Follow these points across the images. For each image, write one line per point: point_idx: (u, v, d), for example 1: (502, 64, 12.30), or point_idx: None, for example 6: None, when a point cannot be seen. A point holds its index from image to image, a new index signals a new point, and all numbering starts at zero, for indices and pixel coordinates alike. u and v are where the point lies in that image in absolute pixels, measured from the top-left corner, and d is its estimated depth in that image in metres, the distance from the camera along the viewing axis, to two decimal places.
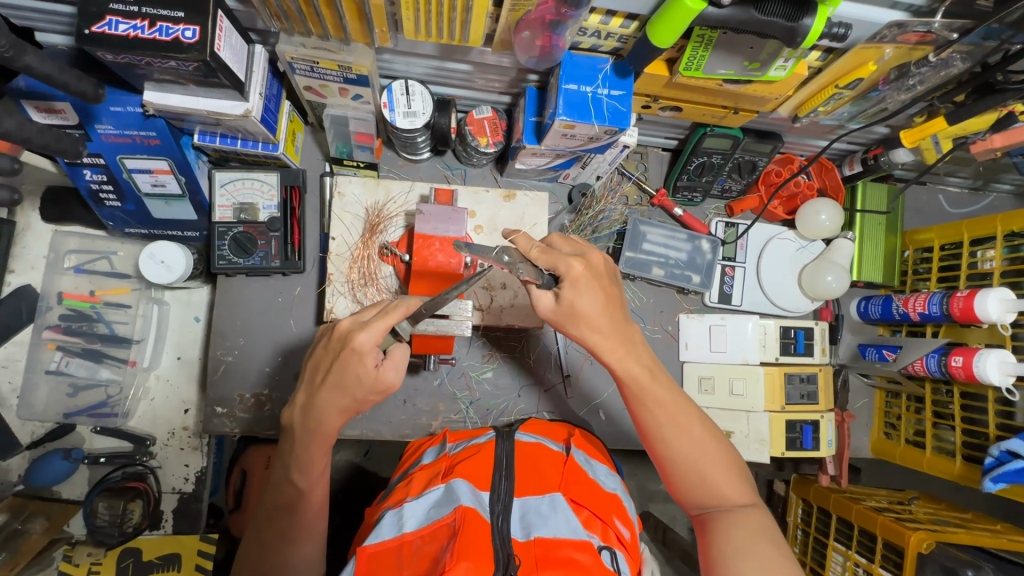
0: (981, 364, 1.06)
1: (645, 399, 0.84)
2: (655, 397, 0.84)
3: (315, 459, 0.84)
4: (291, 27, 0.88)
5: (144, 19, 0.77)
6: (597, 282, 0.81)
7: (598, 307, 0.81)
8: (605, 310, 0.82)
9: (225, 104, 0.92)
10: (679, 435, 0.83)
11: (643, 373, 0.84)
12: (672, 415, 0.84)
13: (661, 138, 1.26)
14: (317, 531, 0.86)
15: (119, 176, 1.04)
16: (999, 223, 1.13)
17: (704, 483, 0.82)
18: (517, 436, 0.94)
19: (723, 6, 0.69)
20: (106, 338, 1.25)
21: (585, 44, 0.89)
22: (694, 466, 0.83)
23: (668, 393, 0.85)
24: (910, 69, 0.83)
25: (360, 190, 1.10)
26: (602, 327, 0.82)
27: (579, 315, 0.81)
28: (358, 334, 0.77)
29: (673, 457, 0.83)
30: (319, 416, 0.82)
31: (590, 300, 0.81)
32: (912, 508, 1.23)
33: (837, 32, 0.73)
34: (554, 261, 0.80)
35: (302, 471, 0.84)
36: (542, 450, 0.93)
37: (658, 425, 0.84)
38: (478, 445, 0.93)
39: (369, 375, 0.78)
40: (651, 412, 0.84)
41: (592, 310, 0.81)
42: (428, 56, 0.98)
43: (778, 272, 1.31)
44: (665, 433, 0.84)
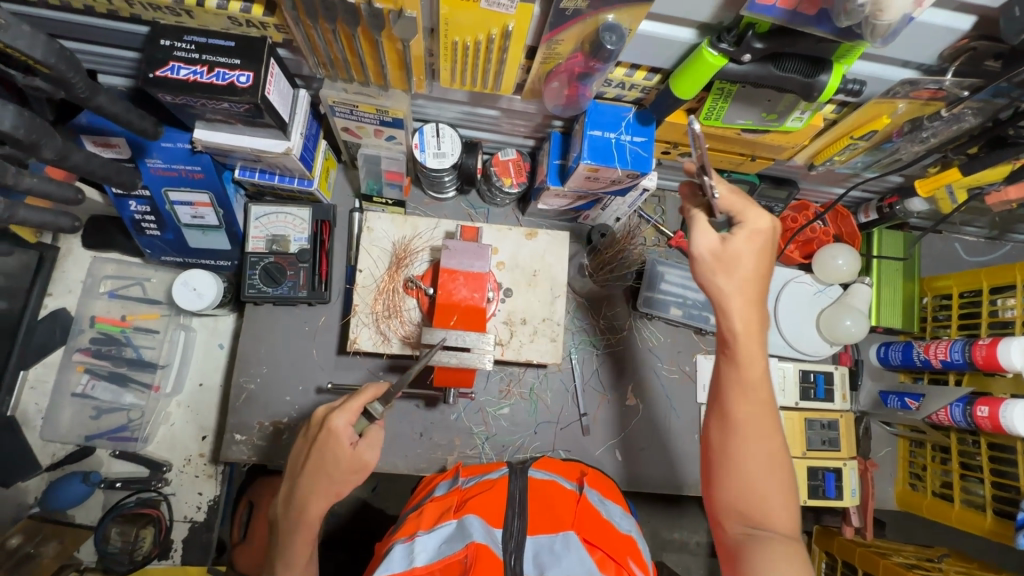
0: (1008, 415, 1.04)
1: (736, 385, 0.77)
2: (750, 383, 0.77)
3: (298, 553, 0.81)
4: (335, 74, 0.94)
5: (204, 65, 0.84)
6: (760, 247, 0.76)
7: (744, 269, 0.76)
8: (752, 267, 0.76)
9: (269, 143, 0.99)
10: (756, 436, 0.76)
11: (758, 348, 0.77)
12: (762, 419, 0.76)
13: (678, 182, 1.31)
14: None
15: (163, 207, 1.11)
16: (1018, 272, 1.13)
17: (748, 497, 0.75)
18: (531, 473, 0.94)
19: (743, 63, 0.73)
20: (133, 362, 1.29)
21: (609, 94, 0.94)
22: (750, 474, 0.75)
23: (763, 393, 0.77)
24: (923, 122, 0.85)
25: (388, 226, 1.14)
26: (750, 289, 0.76)
27: (730, 265, 0.76)
28: (334, 418, 0.83)
29: (741, 449, 0.76)
30: (301, 502, 0.81)
31: (745, 237, 0.76)
32: (942, 565, 1.18)
33: (852, 88, 0.76)
34: (740, 206, 0.76)
35: (285, 562, 0.81)
36: (555, 488, 0.93)
37: (743, 416, 0.76)
38: (491, 481, 0.94)
39: (346, 455, 0.82)
40: (739, 397, 0.77)
41: (729, 273, 0.76)
42: (459, 102, 1.04)
43: (795, 316, 1.31)
44: (750, 434, 0.76)
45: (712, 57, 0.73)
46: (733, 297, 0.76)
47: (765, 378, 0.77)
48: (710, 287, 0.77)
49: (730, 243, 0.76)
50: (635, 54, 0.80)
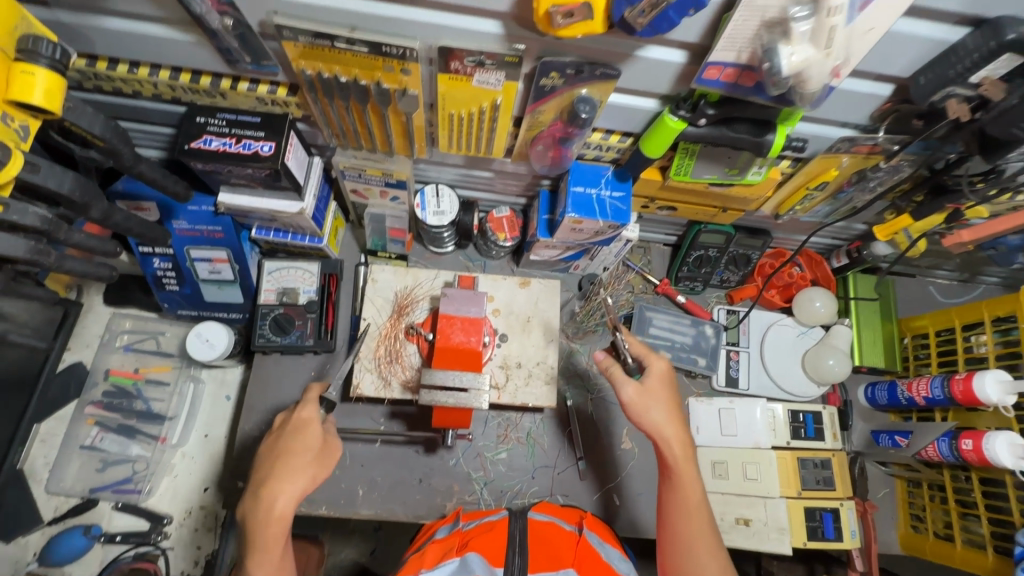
0: (991, 447, 1.07)
1: (678, 508, 0.89)
2: (690, 504, 0.89)
3: (272, 544, 0.82)
4: (347, 143, 1.07)
5: (233, 137, 0.96)
6: (668, 383, 0.95)
7: (661, 409, 0.93)
8: (669, 405, 0.94)
9: (284, 204, 1.09)
10: (699, 553, 0.85)
11: (692, 471, 0.91)
12: (702, 536, 0.86)
13: (661, 234, 1.41)
14: None
15: (184, 263, 1.21)
16: (985, 309, 1.20)
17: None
18: (530, 515, 0.96)
19: (700, 126, 0.84)
20: (142, 414, 1.33)
21: (589, 156, 1.06)
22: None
23: (700, 512, 0.89)
24: (868, 173, 0.95)
25: (391, 278, 1.23)
26: (675, 421, 0.93)
27: (649, 406, 0.93)
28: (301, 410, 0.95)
29: (687, 567, 0.85)
30: (273, 485, 0.85)
31: (659, 381, 0.95)
32: None
33: (798, 146, 0.87)
34: (645, 354, 0.97)
35: (257, 556, 0.81)
36: (554, 529, 0.95)
37: (686, 537, 0.87)
38: (491, 522, 0.96)
39: (318, 438, 0.92)
40: (679, 517, 0.89)
41: (653, 412, 0.93)
42: (457, 165, 1.17)
43: (781, 357, 1.37)
44: (694, 550, 0.86)
45: (672, 121, 0.84)
46: (663, 431, 0.92)
47: (701, 498, 0.90)
48: (646, 423, 0.93)
49: (649, 386, 0.94)
50: (609, 121, 0.92)
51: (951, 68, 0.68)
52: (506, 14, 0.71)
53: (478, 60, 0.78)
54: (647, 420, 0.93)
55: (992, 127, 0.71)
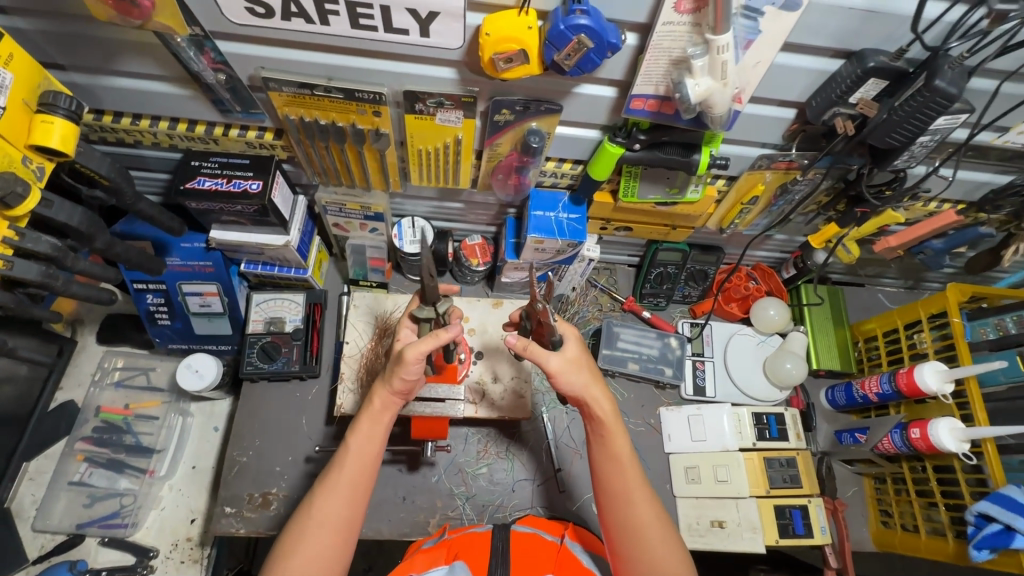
0: (935, 433, 1.14)
1: (610, 465, 0.97)
2: (619, 459, 0.97)
3: (363, 424, 0.98)
4: (328, 180, 1.18)
5: (225, 177, 1.06)
6: (584, 348, 1.00)
7: (583, 373, 0.98)
8: (590, 368, 1.00)
9: (271, 237, 1.19)
10: (635, 503, 0.95)
11: (618, 430, 0.98)
12: (637, 488, 0.96)
13: (624, 256, 1.52)
14: (338, 494, 0.93)
15: (176, 298, 1.29)
16: (921, 308, 1.30)
17: (649, 560, 0.92)
18: (513, 526, 0.98)
19: (636, 151, 0.97)
20: (132, 448, 1.37)
21: (547, 183, 1.18)
22: (647, 538, 0.93)
23: (629, 464, 0.97)
24: (790, 186, 1.07)
25: (372, 303, 1.31)
26: (596, 383, 0.99)
27: (574, 370, 0.98)
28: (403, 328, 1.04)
29: (625, 517, 0.95)
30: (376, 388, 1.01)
31: (577, 346, 0.99)
32: None
33: (722, 163, 0.99)
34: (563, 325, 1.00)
35: (353, 431, 0.98)
36: (536, 541, 0.97)
37: (624, 491, 0.96)
38: (476, 534, 0.98)
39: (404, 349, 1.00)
40: (612, 472, 0.97)
41: (574, 377, 0.98)
42: (430, 198, 1.29)
43: (743, 364, 1.45)
44: (631, 500, 0.95)
45: (612, 147, 0.96)
46: (587, 394, 0.98)
47: (630, 451, 0.98)
48: (569, 387, 0.98)
49: (570, 353, 0.98)
50: (560, 150, 1.05)
51: (833, 91, 0.81)
52: (459, 61, 0.85)
53: (438, 101, 0.91)
54: (572, 384, 0.98)
55: (873, 138, 0.85)
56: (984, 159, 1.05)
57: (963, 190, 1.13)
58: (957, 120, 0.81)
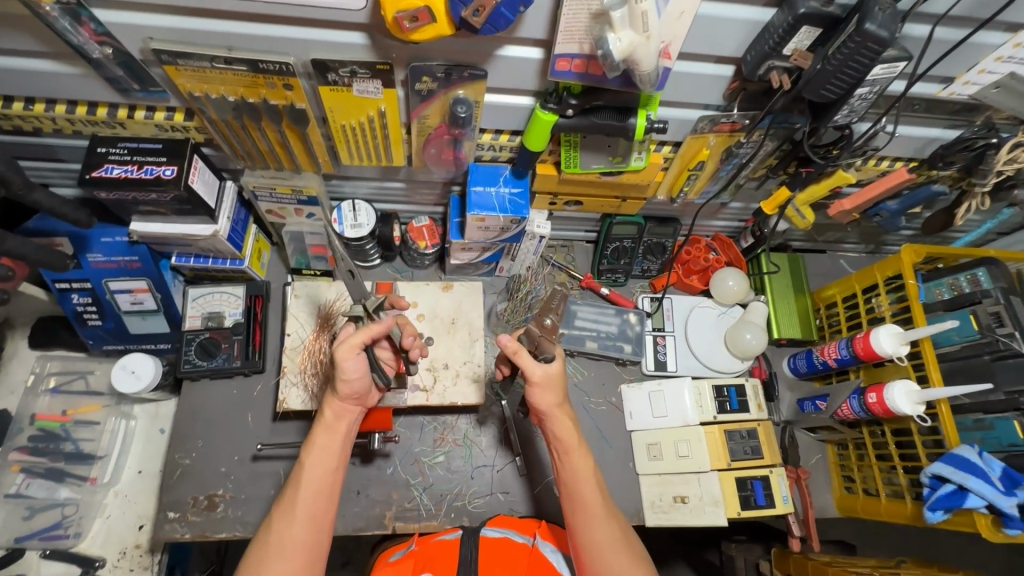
0: (891, 396, 1.12)
1: (573, 483, 0.97)
2: (583, 476, 0.97)
3: (319, 438, 0.95)
4: (253, 163, 1.10)
5: (135, 164, 0.99)
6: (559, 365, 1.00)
7: (557, 390, 0.99)
8: (560, 388, 1.00)
9: (198, 228, 1.12)
10: (598, 523, 0.95)
11: (581, 449, 0.99)
12: (600, 507, 0.96)
13: (581, 231, 1.48)
14: (301, 514, 0.90)
15: (104, 297, 1.22)
16: (877, 272, 1.27)
17: None
18: (482, 532, 0.95)
19: (570, 117, 0.91)
20: (71, 456, 1.31)
21: (487, 157, 1.13)
22: (610, 558, 0.93)
23: (591, 481, 0.97)
24: (734, 150, 1.03)
25: (315, 292, 1.25)
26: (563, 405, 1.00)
27: (547, 390, 0.98)
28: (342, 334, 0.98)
29: (589, 537, 0.94)
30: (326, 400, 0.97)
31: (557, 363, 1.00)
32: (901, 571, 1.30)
33: (660, 127, 0.92)
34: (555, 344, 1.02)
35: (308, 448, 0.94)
36: (507, 545, 0.94)
37: (588, 508, 0.95)
38: (446, 543, 0.94)
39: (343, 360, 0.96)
40: (574, 489, 0.97)
41: (550, 394, 0.99)
42: (370, 178, 1.22)
43: (704, 337, 1.42)
44: (594, 518, 0.95)
45: (544, 114, 0.91)
46: (555, 412, 0.99)
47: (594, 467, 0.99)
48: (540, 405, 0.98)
49: (551, 371, 0.98)
50: (493, 121, 0.99)
51: (766, 43, 0.77)
52: (366, 24, 0.78)
53: (351, 70, 0.85)
54: (544, 402, 0.99)
55: (808, 91, 0.81)
56: (931, 113, 1.01)
57: (913, 148, 1.10)
58: (894, 69, 0.77)
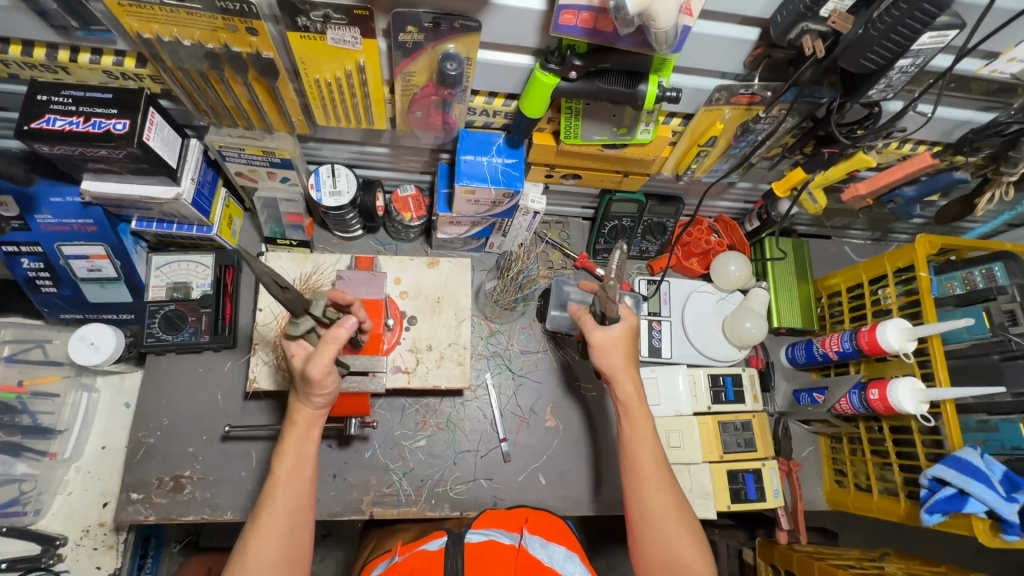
0: (894, 394, 1.08)
1: (631, 446, 0.98)
2: (640, 441, 0.98)
3: (286, 452, 0.89)
4: (219, 120, 0.99)
5: (80, 115, 0.87)
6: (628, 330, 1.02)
7: (620, 354, 1.02)
8: (628, 353, 1.02)
9: (157, 189, 1.01)
10: (652, 490, 0.94)
11: (641, 412, 1.00)
12: (654, 474, 0.95)
13: (578, 207, 1.39)
14: (271, 534, 0.84)
15: (57, 262, 1.11)
16: (887, 262, 1.21)
17: (668, 553, 0.91)
18: (466, 538, 0.87)
19: (573, 80, 0.81)
20: (29, 430, 1.21)
21: (478, 123, 1.02)
22: (660, 525, 0.92)
23: (650, 444, 0.98)
24: (751, 125, 0.94)
25: (288, 264, 1.15)
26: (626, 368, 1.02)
27: (609, 351, 1.01)
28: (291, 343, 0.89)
29: (641, 504, 0.94)
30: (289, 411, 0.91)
31: (624, 328, 1.02)
32: (883, 564, 1.26)
33: (672, 96, 0.83)
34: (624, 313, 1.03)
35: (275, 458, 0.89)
36: (493, 547, 0.86)
37: (641, 473, 0.96)
38: (428, 554, 0.85)
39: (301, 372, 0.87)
40: (630, 453, 0.98)
41: (613, 355, 1.02)
42: (350, 142, 1.11)
43: (701, 324, 1.36)
44: (647, 485, 0.95)
45: (545, 76, 0.80)
46: (619, 373, 1.01)
47: (652, 432, 0.99)
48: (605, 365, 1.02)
49: (613, 333, 1.01)
50: (486, 82, 0.89)
51: (800, 2, 0.67)
52: None
53: (325, 15, 0.74)
54: (607, 362, 1.02)
55: (845, 60, 0.72)
56: (965, 93, 0.93)
57: (941, 130, 1.01)
58: (943, 39, 0.69)
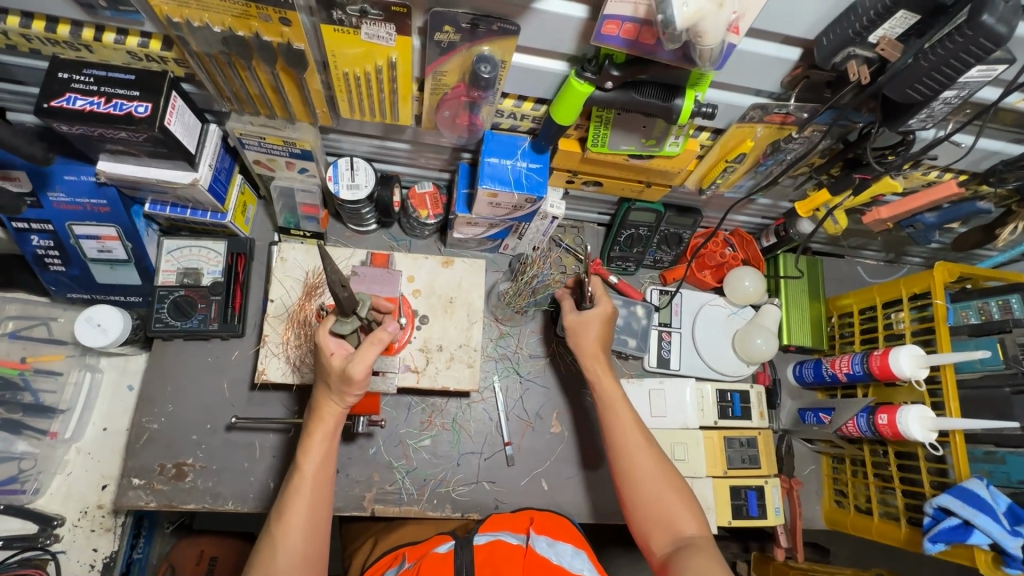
0: (904, 421, 1.07)
1: (607, 415, 1.05)
2: (614, 409, 1.05)
3: (315, 441, 0.93)
4: (241, 108, 0.97)
5: (102, 96, 0.85)
6: (601, 313, 1.13)
7: (594, 334, 1.12)
8: (601, 330, 1.12)
9: (175, 174, 0.99)
10: (632, 453, 1.00)
11: (609, 380, 1.09)
12: (632, 437, 1.02)
13: (594, 213, 1.39)
14: (298, 528, 0.88)
15: (67, 242, 1.09)
16: (903, 287, 1.20)
17: (659, 512, 0.94)
18: (476, 541, 0.89)
19: (608, 90, 0.80)
20: (30, 408, 1.20)
21: (505, 125, 1.01)
22: (647, 486, 0.97)
23: (625, 410, 1.05)
24: (782, 144, 0.93)
25: (302, 256, 1.14)
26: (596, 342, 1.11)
27: (583, 331, 1.12)
28: (320, 335, 0.92)
29: (625, 468, 0.99)
30: (315, 402, 0.94)
31: (600, 310, 1.13)
32: None
33: (707, 111, 0.82)
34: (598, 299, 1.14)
35: (302, 448, 0.93)
36: (500, 548, 0.87)
37: (621, 439, 1.02)
38: (437, 557, 0.87)
39: (337, 365, 0.89)
40: (608, 421, 1.05)
41: (585, 336, 1.12)
42: (372, 136, 1.10)
43: (711, 337, 1.35)
44: (628, 450, 1.00)
45: (580, 84, 0.79)
46: (591, 350, 1.11)
47: (624, 400, 1.07)
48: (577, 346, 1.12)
49: (585, 316, 1.13)
50: (518, 86, 0.87)
51: (849, 26, 0.66)
52: None
53: (361, 9, 0.72)
54: (577, 344, 1.13)
55: (890, 88, 0.71)
56: (1001, 124, 0.91)
57: (971, 159, 1.00)
58: (991, 73, 0.68)
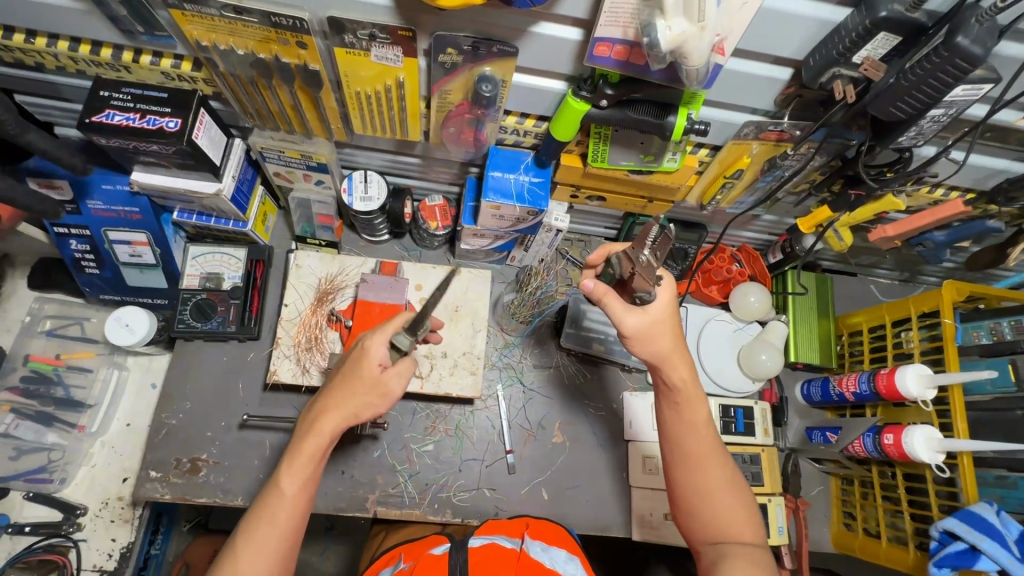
0: (909, 441, 1.05)
1: (683, 429, 0.94)
2: (694, 423, 0.94)
3: (303, 459, 0.87)
4: (263, 123, 1.04)
5: (138, 112, 0.93)
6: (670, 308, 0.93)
7: (664, 337, 0.92)
8: (672, 332, 0.93)
9: (200, 184, 1.06)
10: (702, 468, 0.92)
11: (698, 397, 0.95)
12: (706, 449, 0.93)
13: (601, 227, 1.42)
14: (267, 546, 0.83)
15: (102, 246, 1.18)
16: (912, 305, 1.18)
17: (717, 524, 0.90)
18: (470, 542, 0.90)
19: (603, 107, 0.83)
20: (61, 402, 1.29)
21: (509, 141, 1.06)
22: (711, 500, 0.91)
23: (703, 425, 0.94)
24: (778, 161, 0.94)
25: (317, 263, 1.20)
26: (678, 348, 0.93)
27: (652, 336, 0.92)
28: (368, 339, 0.89)
29: (690, 482, 0.92)
30: (322, 408, 0.89)
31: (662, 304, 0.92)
32: None
33: (700, 129, 0.84)
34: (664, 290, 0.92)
35: (289, 464, 0.87)
36: (494, 552, 0.89)
37: (695, 452, 0.92)
38: (432, 558, 0.88)
39: (371, 375, 0.87)
40: (681, 433, 0.94)
41: (655, 340, 0.92)
42: (385, 150, 1.15)
43: (716, 352, 1.35)
44: (699, 462, 0.92)
45: (575, 102, 0.82)
46: (670, 357, 0.93)
47: (706, 413, 0.95)
48: (650, 353, 0.93)
49: (649, 313, 0.91)
50: (519, 104, 0.92)
51: (834, 47, 0.68)
52: None
53: (371, 33, 0.78)
54: (650, 349, 0.93)
55: (875, 107, 0.73)
56: (1002, 143, 0.91)
57: (975, 177, 1.00)
58: (977, 91, 0.69)
